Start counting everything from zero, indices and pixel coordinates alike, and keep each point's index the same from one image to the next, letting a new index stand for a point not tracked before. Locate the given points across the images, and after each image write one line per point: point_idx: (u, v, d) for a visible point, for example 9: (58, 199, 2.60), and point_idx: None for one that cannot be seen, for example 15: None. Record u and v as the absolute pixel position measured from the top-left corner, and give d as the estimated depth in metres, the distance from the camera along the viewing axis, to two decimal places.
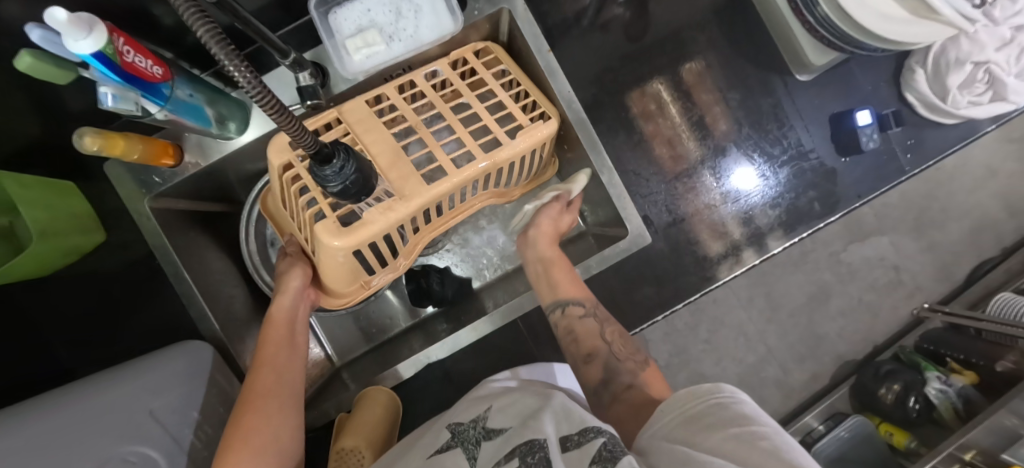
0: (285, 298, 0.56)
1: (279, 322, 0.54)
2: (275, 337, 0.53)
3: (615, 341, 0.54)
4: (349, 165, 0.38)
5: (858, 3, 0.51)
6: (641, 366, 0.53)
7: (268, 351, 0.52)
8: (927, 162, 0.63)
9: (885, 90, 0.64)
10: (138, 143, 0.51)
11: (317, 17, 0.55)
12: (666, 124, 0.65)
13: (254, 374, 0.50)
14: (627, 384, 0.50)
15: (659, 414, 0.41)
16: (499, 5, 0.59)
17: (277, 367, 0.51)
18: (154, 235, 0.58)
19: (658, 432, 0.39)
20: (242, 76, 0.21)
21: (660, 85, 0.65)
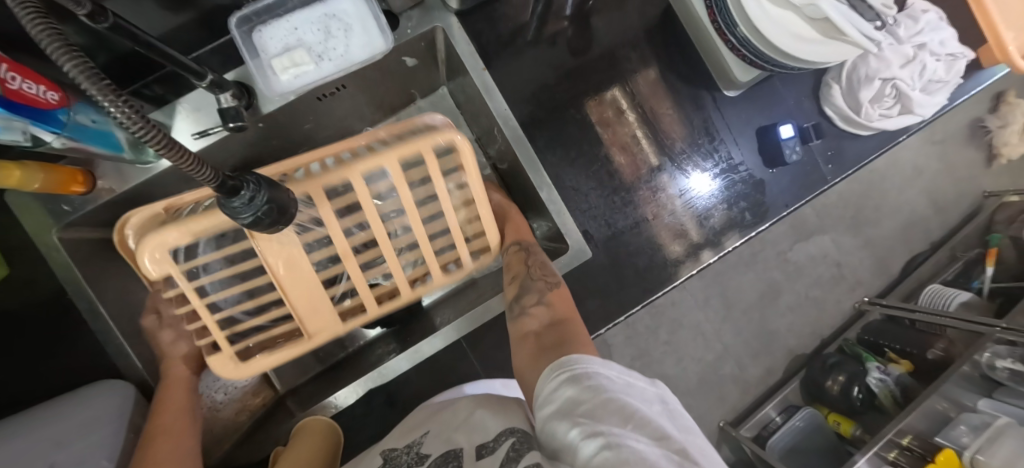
0: (177, 370, 0.53)
1: (172, 393, 0.51)
2: (173, 399, 0.51)
3: (534, 268, 0.52)
4: (262, 194, 0.33)
5: (771, 23, 0.54)
6: (551, 287, 0.51)
7: (166, 416, 0.49)
8: (846, 171, 0.68)
9: (807, 104, 0.67)
10: (39, 171, 0.48)
11: (238, 35, 0.53)
12: (626, 131, 0.67)
13: (149, 444, 0.46)
14: (535, 303, 0.49)
15: (561, 363, 0.37)
16: (432, 23, 0.59)
17: (175, 433, 0.47)
18: (65, 268, 0.54)
19: (547, 398, 0.35)
20: (121, 114, 0.16)
21: (619, 93, 0.67)
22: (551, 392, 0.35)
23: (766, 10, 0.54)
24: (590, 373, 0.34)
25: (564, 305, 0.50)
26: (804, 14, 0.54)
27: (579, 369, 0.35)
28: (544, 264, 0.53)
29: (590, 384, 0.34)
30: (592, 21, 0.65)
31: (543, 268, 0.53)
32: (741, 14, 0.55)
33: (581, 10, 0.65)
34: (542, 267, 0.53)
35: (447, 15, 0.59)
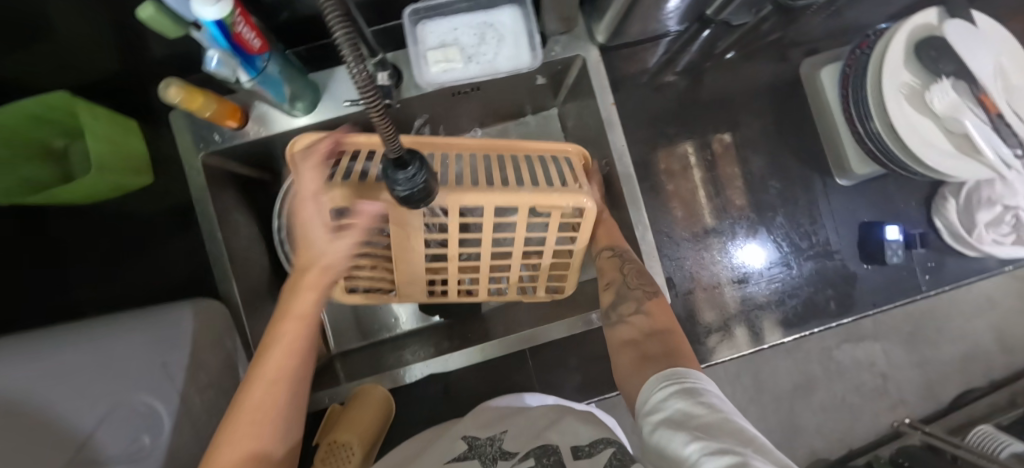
0: (315, 272, 0.43)
1: (314, 275, 0.43)
2: (289, 335, 0.41)
3: (631, 276, 0.54)
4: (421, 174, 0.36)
5: (911, 129, 0.55)
6: (649, 296, 0.53)
7: (275, 354, 0.40)
8: (943, 287, 0.66)
9: (913, 211, 0.67)
10: (215, 101, 0.53)
11: (407, 24, 0.58)
12: (686, 187, 0.67)
13: (277, 329, 0.42)
14: (634, 311, 0.51)
15: (665, 373, 0.39)
16: (576, 52, 0.63)
17: (278, 382, 0.40)
18: (200, 190, 0.59)
19: (651, 411, 0.38)
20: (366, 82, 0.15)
21: (688, 148, 0.68)
22: (657, 401, 0.37)
23: (906, 112, 0.55)
24: (698, 390, 0.36)
25: (662, 312, 0.52)
26: (945, 126, 0.55)
27: (679, 387, 0.37)
28: (643, 272, 0.55)
29: (692, 400, 0.35)
30: (704, 79, 0.69)
31: (642, 275, 0.55)
32: (878, 110, 0.56)
33: (696, 67, 0.69)
34: (643, 276, 0.55)
35: (591, 47, 0.63)
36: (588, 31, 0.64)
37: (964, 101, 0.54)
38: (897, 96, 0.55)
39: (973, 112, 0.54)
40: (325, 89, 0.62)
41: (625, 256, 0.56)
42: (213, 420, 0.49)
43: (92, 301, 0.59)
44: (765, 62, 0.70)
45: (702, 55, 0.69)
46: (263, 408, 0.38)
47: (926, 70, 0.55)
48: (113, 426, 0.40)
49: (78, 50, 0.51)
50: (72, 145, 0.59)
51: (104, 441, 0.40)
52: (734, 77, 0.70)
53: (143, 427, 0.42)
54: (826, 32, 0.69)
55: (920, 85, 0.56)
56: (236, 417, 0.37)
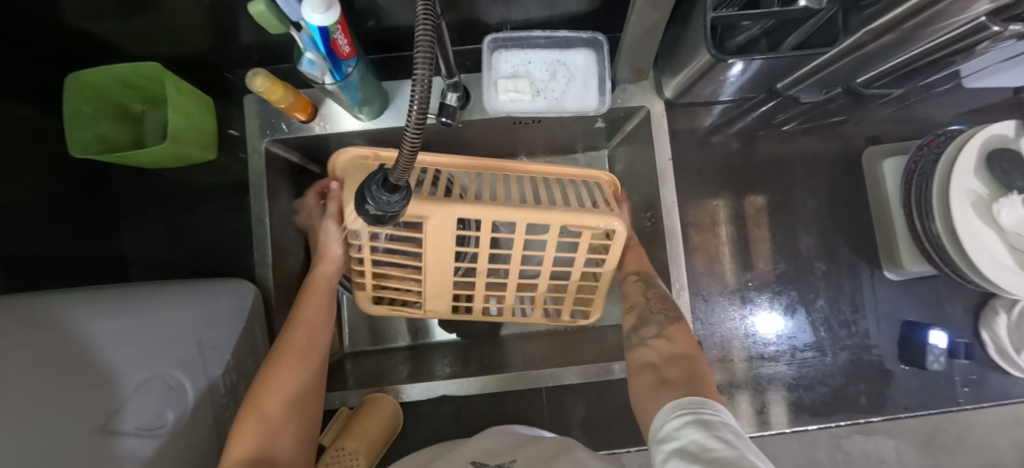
0: (327, 267, 0.57)
1: (320, 285, 0.56)
2: (315, 300, 0.55)
3: (652, 299, 0.54)
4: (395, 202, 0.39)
5: (973, 237, 0.53)
6: (670, 321, 0.52)
7: (308, 315, 0.53)
8: (982, 403, 0.63)
9: (961, 318, 0.65)
10: (293, 96, 0.55)
11: (484, 50, 0.60)
12: (711, 241, 0.67)
13: (288, 332, 0.51)
14: (654, 334, 0.51)
15: (685, 402, 0.38)
16: (641, 103, 0.64)
17: (311, 332, 0.52)
18: (258, 175, 0.61)
19: (665, 437, 0.36)
20: (420, 74, 0.28)
21: (718, 204, 0.68)
22: (672, 429, 0.36)
23: (970, 220, 0.54)
24: (711, 420, 0.35)
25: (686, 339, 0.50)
26: (1008, 240, 0.54)
27: (697, 416, 0.36)
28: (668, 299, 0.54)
29: (707, 427, 0.34)
30: (756, 142, 0.70)
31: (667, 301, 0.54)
32: (941, 212, 0.55)
33: (751, 133, 0.70)
34: (667, 301, 0.54)
35: (656, 100, 0.65)
36: (657, 84, 0.65)
37: None
38: (963, 202, 0.54)
39: None
40: (394, 98, 0.63)
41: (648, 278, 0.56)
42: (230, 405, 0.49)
43: (137, 262, 0.60)
44: (825, 140, 0.69)
45: (761, 123, 0.70)
46: (279, 405, 0.46)
47: (997, 181, 0.54)
48: (141, 400, 0.40)
49: (181, 30, 0.54)
50: (147, 111, 0.61)
51: (133, 410, 0.39)
52: (791, 149, 0.70)
53: (168, 403, 0.42)
54: (892, 121, 0.69)
55: (987, 194, 0.55)
56: (246, 413, 0.45)
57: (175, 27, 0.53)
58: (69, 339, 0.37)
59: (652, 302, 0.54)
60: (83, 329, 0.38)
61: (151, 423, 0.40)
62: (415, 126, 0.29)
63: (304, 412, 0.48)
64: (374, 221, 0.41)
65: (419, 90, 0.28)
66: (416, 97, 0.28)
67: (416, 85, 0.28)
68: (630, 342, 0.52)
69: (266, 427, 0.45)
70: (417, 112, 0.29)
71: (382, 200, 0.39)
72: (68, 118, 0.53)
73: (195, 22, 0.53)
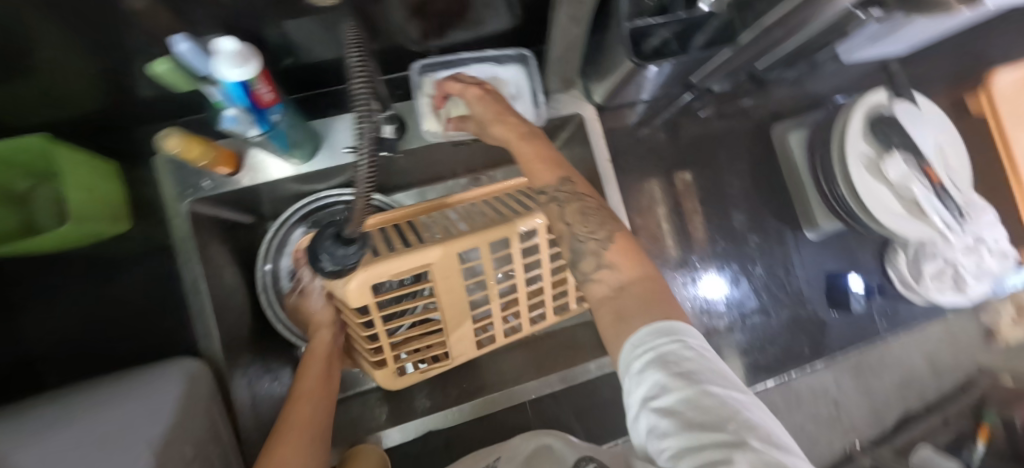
0: (325, 332, 0.61)
1: (317, 353, 0.59)
2: (314, 368, 0.57)
3: (575, 222, 0.45)
4: None
5: (871, 194, 0.62)
6: (604, 244, 0.43)
7: (307, 383, 0.55)
8: (897, 330, 0.73)
9: (870, 263, 0.74)
10: (213, 150, 0.51)
11: (413, 76, 0.59)
12: (651, 224, 0.71)
13: (290, 407, 0.52)
14: (597, 266, 0.42)
15: (648, 334, 0.34)
16: (574, 110, 0.66)
17: (312, 400, 0.54)
18: (185, 240, 0.56)
19: (633, 375, 0.33)
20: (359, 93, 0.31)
21: (654, 187, 0.73)
22: (636, 369, 0.33)
23: (867, 180, 0.62)
24: (678, 354, 0.32)
25: (626, 248, 0.43)
26: (898, 192, 0.63)
27: (667, 347, 0.33)
28: (588, 209, 0.45)
29: (674, 366, 0.31)
30: (682, 133, 0.75)
31: (594, 208, 0.45)
32: (843, 176, 0.63)
33: (674, 123, 0.75)
34: (594, 211, 0.45)
35: (587, 106, 0.67)
36: (584, 91, 0.67)
37: (912, 173, 0.61)
38: (860, 166, 0.62)
39: (921, 181, 0.62)
40: (326, 136, 0.60)
41: (560, 194, 0.47)
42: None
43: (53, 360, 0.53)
44: (737, 122, 0.76)
45: (681, 113, 0.75)
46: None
47: (880, 142, 0.63)
48: None
49: (66, 96, 0.48)
50: (35, 188, 0.54)
51: None
52: (711, 132, 0.76)
53: None
54: (789, 98, 0.77)
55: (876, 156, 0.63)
56: None
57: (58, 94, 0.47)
58: None
59: (574, 222, 0.45)
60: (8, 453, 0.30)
61: None
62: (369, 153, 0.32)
63: None
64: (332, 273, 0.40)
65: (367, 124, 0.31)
66: (362, 119, 0.31)
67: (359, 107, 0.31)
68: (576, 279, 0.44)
69: None
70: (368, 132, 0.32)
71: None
72: None
73: (81, 85, 0.47)
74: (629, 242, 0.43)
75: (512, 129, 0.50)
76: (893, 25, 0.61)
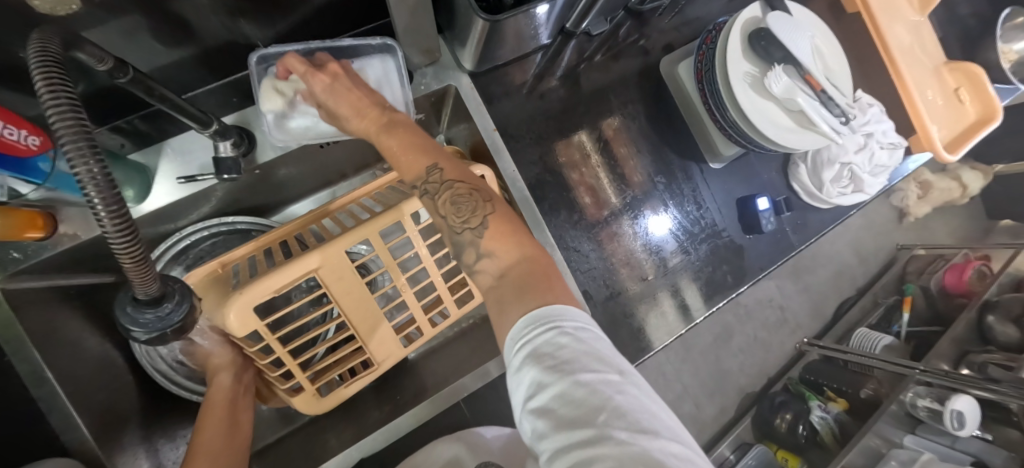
0: (224, 374, 0.54)
1: (218, 398, 0.52)
2: (214, 417, 0.50)
3: (446, 213, 0.38)
4: (179, 310, 0.31)
5: (757, 114, 0.61)
6: (479, 232, 0.37)
7: (205, 435, 0.48)
8: (809, 238, 0.75)
9: (776, 179, 0.75)
10: (1, 216, 0.41)
11: (251, 71, 0.49)
12: (592, 173, 0.69)
13: (187, 465, 0.45)
14: (477, 256, 0.37)
15: (525, 326, 0.31)
16: (447, 81, 0.61)
17: (212, 454, 0.46)
18: (9, 326, 0.47)
19: (513, 371, 0.31)
20: (47, 95, 0.22)
21: (585, 136, 0.70)
22: (514, 366, 0.31)
23: (752, 100, 0.60)
24: (552, 344, 0.29)
25: (502, 228, 0.38)
26: (784, 105, 0.62)
27: (540, 336, 0.30)
28: (459, 196, 0.38)
29: (547, 358, 0.29)
30: (573, 83, 0.70)
31: (466, 196, 0.38)
32: (730, 100, 0.62)
33: (562, 74, 0.70)
34: (466, 197, 0.38)
35: (460, 75, 0.61)
36: (453, 58, 0.61)
37: (795, 83, 0.60)
38: (743, 86, 0.60)
39: (803, 90, 0.60)
40: (159, 168, 0.52)
41: (430, 186, 0.40)
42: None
43: None
44: (627, 60, 0.72)
45: (569, 62, 0.70)
46: None
47: (760, 58, 0.61)
48: None
49: None
50: None
51: None
52: (603, 76, 0.72)
53: None
54: (675, 26, 0.74)
55: (758, 73, 0.61)
56: None
57: None
58: None
59: (448, 213, 0.38)
60: None
61: None
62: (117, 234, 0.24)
63: None
64: (159, 342, 0.33)
65: (87, 175, 0.23)
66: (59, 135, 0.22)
67: (56, 128, 0.22)
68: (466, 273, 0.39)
69: None
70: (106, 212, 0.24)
71: (151, 318, 0.30)
72: None
73: None
74: (508, 219, 0.38)
75: (372, 123, 0.44)
76: None
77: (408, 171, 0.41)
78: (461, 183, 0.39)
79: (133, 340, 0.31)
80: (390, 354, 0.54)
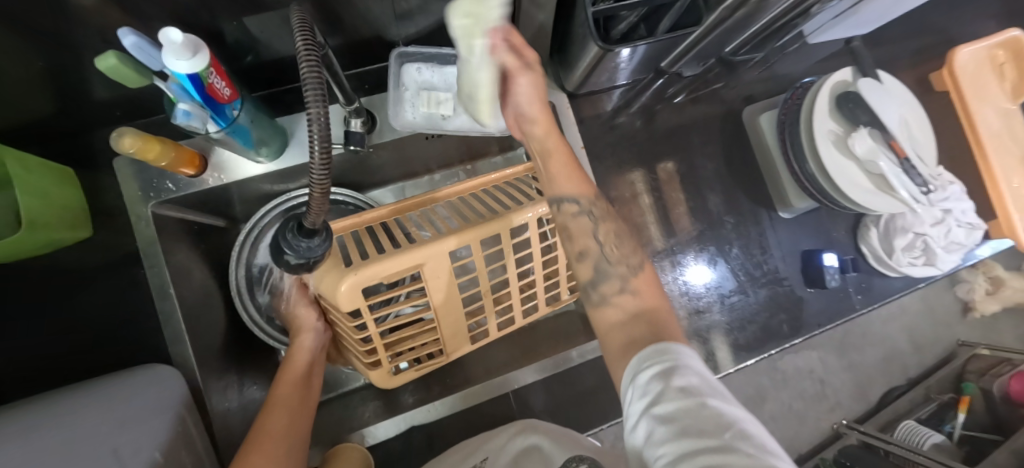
0: (304, 338, 0.59)
1: (296, 359, 0.57)
2: (291, 377, 0.56)
3: (606, 242, 0.44)
4: (321, 247, 0.37)
5: (838, 169, 0.63)
6: (635, 271, 0.43)
7: (284, 391, 0.54)
8: (873, 304, 0.74)
9: (844, 238, 0.75)
10: (172, 150, 0.49)
11: (392, 65, 0.59)
12: (639, 213, 0.73)
13: (264, 415, 0.51)
14: (621, 289, 0.41)
15: (641, 358, 0.34)
16: (545, 98, 0.66)
17: (288, 409, 0.52)
18: (149, 243, 0.55)
19: (633, 389, 0.33)
20: (305, 60, 0.29)
21: (638, 176, 0.74)
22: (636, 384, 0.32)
23: (834, 157, 0.63)
24: (682, 368, 0.31)
25: (652, 279, 0.43)
26: (865, 167, 0.63)
27: (669, 360, 0.32)
28: (618, 232, 0.45)
29: (677, 378, 0.31)
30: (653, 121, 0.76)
31: (620, 237, 0.45)
32: (812, 154, 0.64)
33: (646, 111, 0.75)
34: (621, 238, 0.45)
35: (558, 93, 0.67)
36: (555, 79, 0.67)
37: (879, 147, 0.62)
38: (827, 143, 0.63)
39: (887, 155, 0.62)
40: (293, 134, 0.59)
41: (586, 209, 0.44)
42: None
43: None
44: (708, 107, 0.77)
45: (654, 99, 0.75)
46: None
47: (847, 120, 0.63)
48: None
49: (12, 101, 0.46)
50: None
51: None
52: (682, 117, 0.77)
53: None
54: (757, 79, 0.78)
55: (842, 132, 0.64)
56: None
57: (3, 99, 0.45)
58: None
59: (606, 242, 0.44)
60: None
61: None
62: (320, 166, 0.30)
63: None
64: (296, 269, 0.39)
65: (316, 127, 0.28)
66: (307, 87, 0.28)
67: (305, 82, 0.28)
68: (590, 301, 0.43)
69: None
70: (319, 149, 0.29)
71: (301, 247, 0.37)
72: None
73: (27, 87, 0.45)
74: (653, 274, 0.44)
75: (545, 126, 0.45)
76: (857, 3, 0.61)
77: (562, 187, 0.45)
78: (609, 218, 0.45)
79: (284, 261, 0.38)
80: (457, 348, 0.59)
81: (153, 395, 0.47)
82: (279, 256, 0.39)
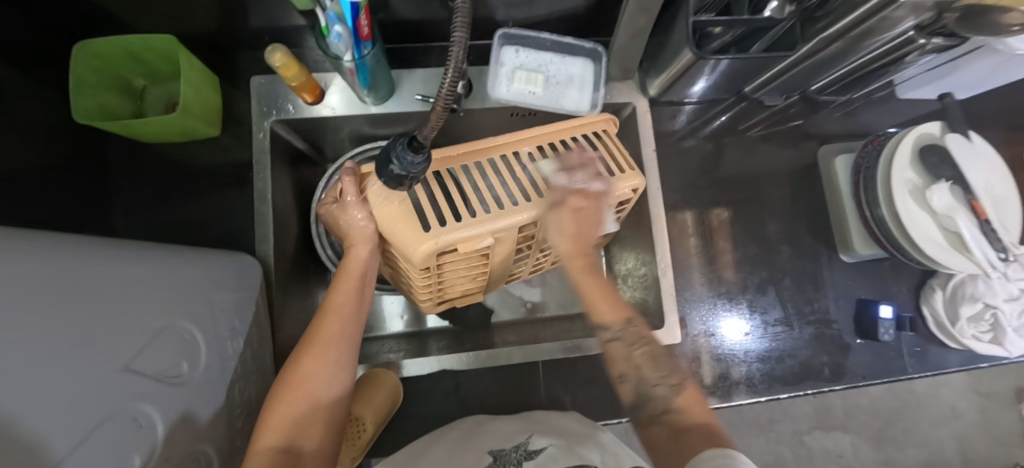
0: (361, 248, 0.53)
1: (349, 269, 0.52)
2: (345, 286, 0.52)
3: (645, 365, 0.46)
4: (420, 166, 0.43)
5: (911, 219, 0.62)
6: (676, 389, 0.45)
7: (337, 299, 0.51)
8: (926, 371, 0.70)
9: (904, 296, 0.73)
10: (306, 76, 0.57)
11: (496, 43, 0.64)
12: (679, 258, 0.72)
13: (318, 322, 0.49)
14: (666, 411, 0.44)
15: (710, 454, 0.37)
16: (629, 100, 0.71)
17: (341, 316, 0.50)
18: (261, 151, 0.63)
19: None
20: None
21: (686, 217, 0.74)
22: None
23: (909, 205, 0.62)
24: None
25: (695, 398, 0.45)
26: (940, 222, 0.62)
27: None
28: (657, 354, 0.47)
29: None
30: (726, 151, 0.77)
31: (648, 357, 0.47)
32: (885, 199, 0.63)
33: (720, 137, 0.77)
34: (660, 358, 0.47)
35: (641, 98, 0.71)
36: (640, 84, 0.71)
37: (957, 204, 0.61)
38: (903, 191, 0.62)
39: (965, 214, 0.62)
40: (399, 86, 0.67)
41: (628, 332, 0.48)
42: (238, 368, 0.49)
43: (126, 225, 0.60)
44: (783, 144, 0.78)
45: (729, 125, 0.77)
46: (300, 398, 0.45)
47: (928, 173, 0.63)
48: (155, 351, 0.37)
49: (194, 10, 0.56)
50: (149, 87, 0.63)
51: (148, 361, 0.36)
52: (752, 156, 0.77)
53: (183, 355, 0.40)
54: (839, 129, 0.78)
55: (921, 183, 0.63)
56: (276, 406, 0.44)
57: (190, 6, 0.55)
58: (115, 269, 0.36)
59: (644, 364, 0.47)
60: (120, 264, 0.37)
61: (170, 370, 0.38)
62: (448, 87, 0.35)
63: (330, 397, 0.47)
64: (396, 181, 0.44)
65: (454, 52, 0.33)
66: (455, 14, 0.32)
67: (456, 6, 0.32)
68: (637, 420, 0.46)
69: (290, 424, 0.43)
70: (451, 75, 0.34)
71: (407, 161, 0.42)
72: (73, 86, 0.54)
73: (208, 1, 0.54)
74: (694, 393, 0.46)
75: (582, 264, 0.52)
76: (955, 57, 0.63)
77: (607, 312, 0.49)
78: (644, 342, 0.47)
79: (387, 168, 0.43)
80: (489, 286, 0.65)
81: (245, 266, 0.54)
82: (383, 167, 0.44)
